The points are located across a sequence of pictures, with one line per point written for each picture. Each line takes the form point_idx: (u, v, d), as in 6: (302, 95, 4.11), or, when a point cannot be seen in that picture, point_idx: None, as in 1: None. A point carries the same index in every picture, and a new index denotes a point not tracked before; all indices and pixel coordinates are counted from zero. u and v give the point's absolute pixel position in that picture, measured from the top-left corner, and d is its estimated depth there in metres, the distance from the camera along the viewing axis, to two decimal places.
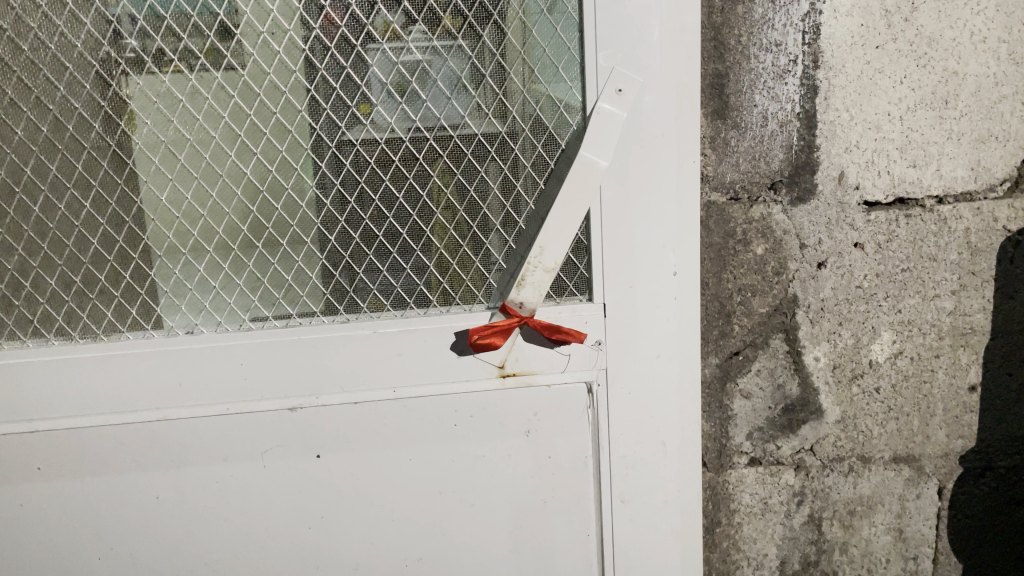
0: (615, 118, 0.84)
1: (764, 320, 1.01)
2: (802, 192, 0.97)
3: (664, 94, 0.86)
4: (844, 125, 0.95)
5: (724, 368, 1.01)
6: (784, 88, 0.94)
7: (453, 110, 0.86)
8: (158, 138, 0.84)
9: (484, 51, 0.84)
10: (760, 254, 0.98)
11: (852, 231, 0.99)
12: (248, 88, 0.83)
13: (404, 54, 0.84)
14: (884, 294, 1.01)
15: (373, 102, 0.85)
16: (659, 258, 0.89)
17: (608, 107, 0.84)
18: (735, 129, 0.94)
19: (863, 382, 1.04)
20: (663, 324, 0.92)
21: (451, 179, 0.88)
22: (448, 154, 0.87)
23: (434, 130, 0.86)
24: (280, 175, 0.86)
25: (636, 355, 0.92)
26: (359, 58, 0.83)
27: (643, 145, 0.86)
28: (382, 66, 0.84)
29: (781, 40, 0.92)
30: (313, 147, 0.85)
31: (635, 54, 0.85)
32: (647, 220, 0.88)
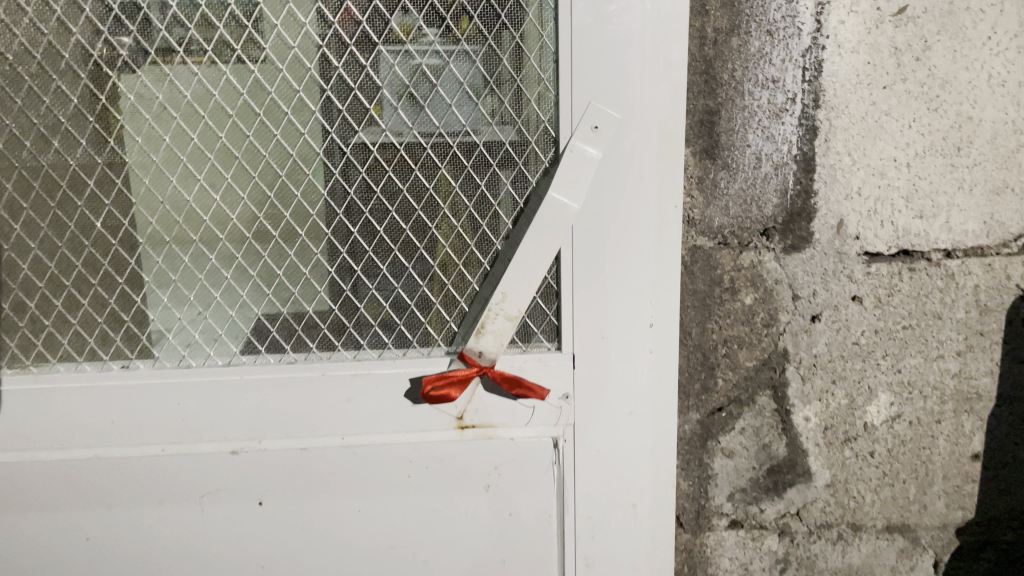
0: (589, 158, 0.77)
1: (751, 375, 0.93)
2: (796, 239, 0.90)
3: (644, 134, 0.79)
4: (846, 170, 0.88)
5: (706, 424, 0.94)
6: (781, 128, 0.86)
7: (415, 139, 0.79)
8: (94, 159, 0.78)
9: (450, 78, 0.78)
10: (749, 304, 0.91)
11: (850, 283, 0.91)
12: (192, 109, 0.78)
13: (362, 79, 0.77)
14: (882, 353, 0.94)
15: (328, 129, 0.78)
16: (635, 309, 0.82)
17: (582, 145, 0.78)
18: (726, 169, 0.87)
19: (856, 445, 0.96)
20: (636, 380, 0.84)
21: (411, 213, 0.81)
22: (409, 187, 0.80)
23: (393, 162, 0.80)
24: (225, 204, 0.80)
25: (607, 412, 0.85)
26: (313, 81, 0.77)
27: (619, 188, 0.79)
28: (338, 92, 0.78)
29: (779, 77, 0.85)
30: (261, 175, 0.79)
31: (614, 87, 0.78)
32: (622, 268, 0.81)
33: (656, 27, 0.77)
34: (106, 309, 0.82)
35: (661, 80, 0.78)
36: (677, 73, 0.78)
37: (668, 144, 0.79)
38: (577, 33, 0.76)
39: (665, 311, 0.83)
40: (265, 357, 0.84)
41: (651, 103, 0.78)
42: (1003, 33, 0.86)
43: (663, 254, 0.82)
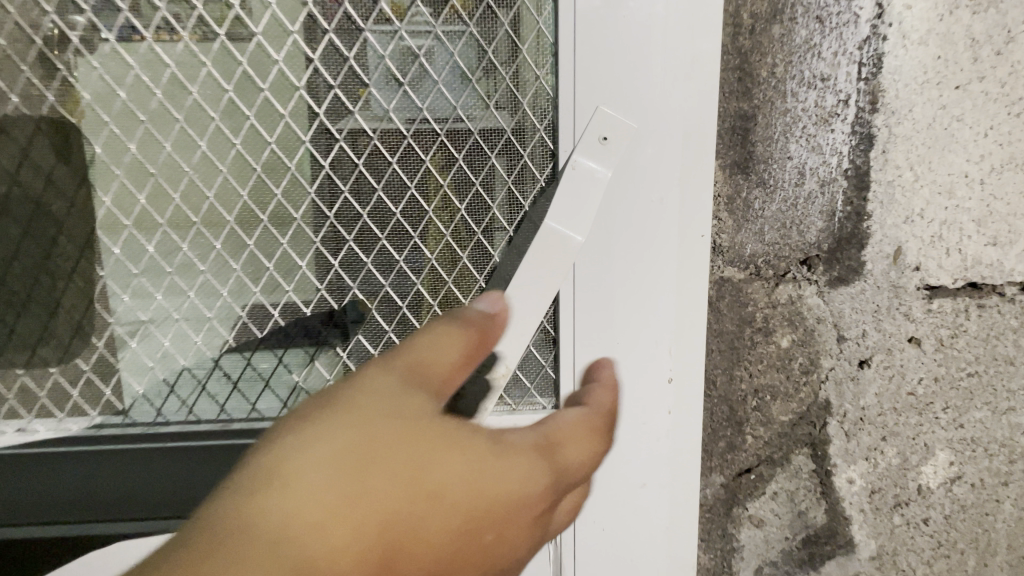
0: (597, 178, 0.61)
1: (785, 431, 0.78)
2: (844, 270, 0.74)
3: (667, 148, 0.63)
4: (906, 188, 0.72)
5: (730, 488, 0.79)
6: (829, 137, 0.71)
7: (376, 152, 0.63)
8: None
9: (421, 75, 0.62)
10: (785, 347, 0.76)
11: (907, 323, 0.76)
12: (94, 114, 0.62)
13: (310, 76, 0.61)
14: (942, 405, 0.78)
15: (268, 139, 0.63)
16: (652, 362, 0.67)
17: (588, 162, 0.61)
18: (761, 187, 0.71)
19: (907, 511, 0.81)
20: (650, 446, 0.69)
21: (372, 244, 0.66)
22: (370, 211, 0.65)
23: (350, 180, 0.64)
24: (139, 232, 0.65)
25: (616, 486, 0.69)
26: (246, 79, 0.61)
27: (634, 215, 0.64)
28: (279, 92, 0.61)
29: (828, 74, 0.69)
30: (184, 197, 0.64)
31: (631, 90, 0.61)
32: (636, 313, 0.66)
33: (684, 14, 0.61)
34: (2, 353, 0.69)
35: (689, 80, 0.62)
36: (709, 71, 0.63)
37: (695, 158, 0.64)
38: (584, 21, 0.59)
39: (687, 361, 0.68)
40: (195, 414, 0.70)
41: (676, 109, 0.62)
42: None
43: (687, 292, 0.67)
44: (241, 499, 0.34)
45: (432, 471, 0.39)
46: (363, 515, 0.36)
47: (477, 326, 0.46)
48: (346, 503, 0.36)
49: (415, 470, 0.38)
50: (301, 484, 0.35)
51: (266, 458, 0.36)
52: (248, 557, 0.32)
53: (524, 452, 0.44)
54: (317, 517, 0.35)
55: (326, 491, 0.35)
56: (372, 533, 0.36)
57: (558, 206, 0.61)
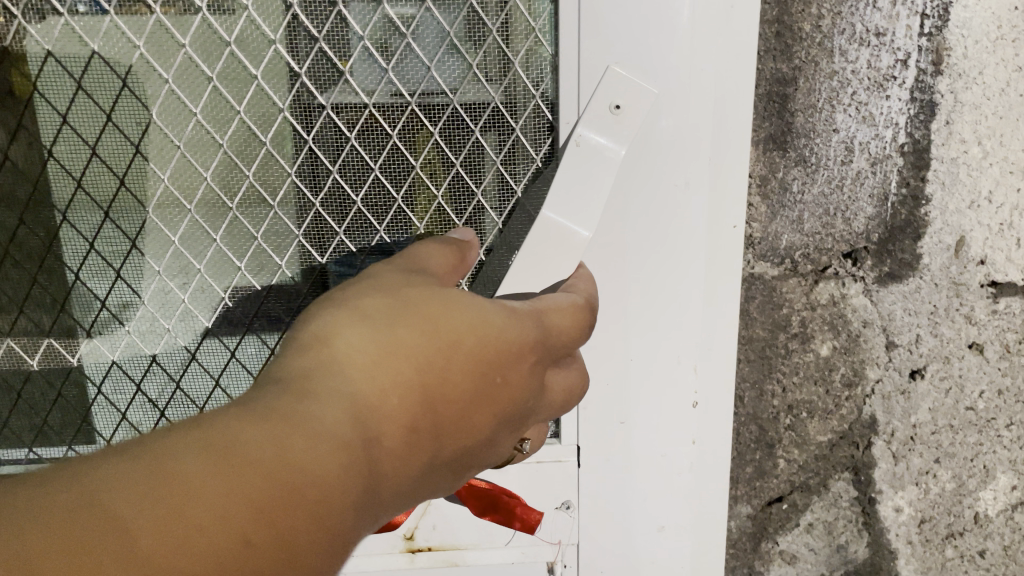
0: (606, 156, 0.49)
1: (823, 453, 0.66)
2: (896, 265, 0.62)
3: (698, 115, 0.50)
4: (972, 167, 0.60)
5: (758, 520, 0.68)
6: (885, 104, 0.58)
7: (330, 126, 0.49)
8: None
9: (385, 26, 0.48)
10: (825, 355, 0.64)
11: (968, 327, 0.64)
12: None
13: (242, 26, 0.47)
14: (1005, 421, 0.67)
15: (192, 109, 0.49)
16: (674, 382, 0.55)
17: (598, 137, 0.49)
18: (800, 165, 0.59)
19: (961, 543, 0.70)
20: (673, 485, 0.57)
21: (326, 242, 0.52)
22: (324, 200, 0.51)
23: (298, 160, 0.50)
24: (34, 227, 0.51)
25: (634, 523, 0.58)
26: (160, 30, 0.47)
27: (658, 200, 0.51)
28: (203, 48, 0.47)
29: (885, 28, 0.56)
30: (86, 182, 0.50)
31: (653, 43, 0.49)
32: (657, 319, 0.54)
33: None
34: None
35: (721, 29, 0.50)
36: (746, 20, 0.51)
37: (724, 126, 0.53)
38: None
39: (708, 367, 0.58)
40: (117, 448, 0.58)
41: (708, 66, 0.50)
42: None
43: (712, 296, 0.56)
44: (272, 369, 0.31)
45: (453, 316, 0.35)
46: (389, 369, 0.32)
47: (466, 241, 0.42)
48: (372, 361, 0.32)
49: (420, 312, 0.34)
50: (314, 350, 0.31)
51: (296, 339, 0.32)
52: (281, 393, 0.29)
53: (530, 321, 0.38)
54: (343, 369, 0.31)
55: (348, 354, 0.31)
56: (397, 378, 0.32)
57: (558, 194, 0.49)
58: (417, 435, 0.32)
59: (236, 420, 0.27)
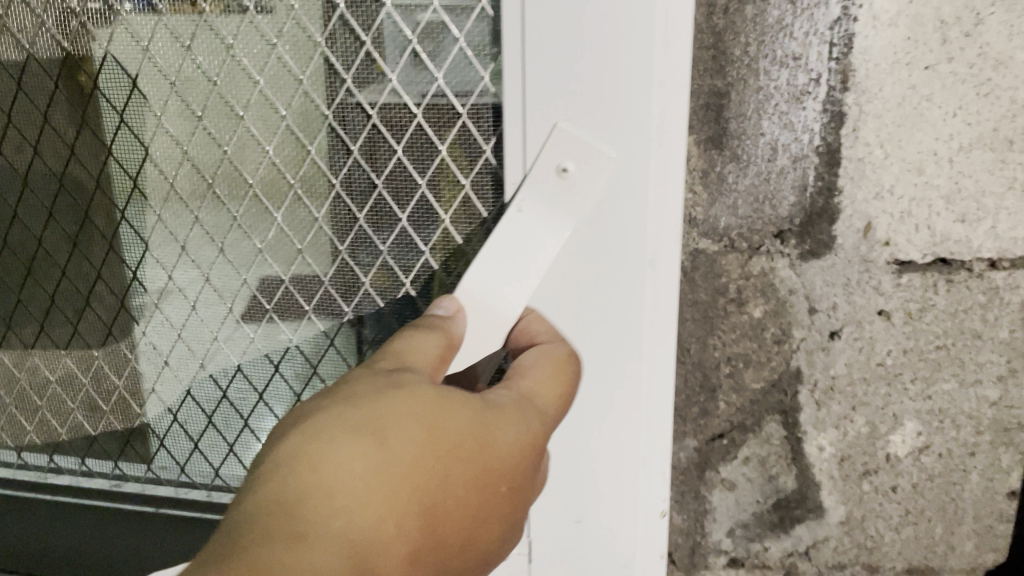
0: (540, 216, 0.67)
1: (757, 398, 0.81)
2: (816, 244, 0.77)
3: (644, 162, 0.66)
4: (876, 165, 0.75)
5: (703, 452, 0.83)
6: (802, 114, 0.73)
7: (397, 141, 0.72)
8: (48, 180, 0.84)
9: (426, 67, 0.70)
10: (757, 317, 0.79)
11: (877, 296, 0.79)
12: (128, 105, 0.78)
13: (346, 55, 0.71)
14: (911, 376, 0.81)
15: (280, 115, 0.74)
16: (632, 376, 0.71)
17: (536, 197, 0.67)
18: (734, 161, 0.75)
19: (877, 479, 0.84)
20: (621, 458, 0.74)
21: (389, 225, 0.75)
22: (388, 190, 0.74)
23: (370, 162, 0.73)
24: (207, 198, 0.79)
25: (576, 471, 0.75)
26: (302, 72, 0.72)
27: (607, 225, 0.67)
28: (315, 75, 0.72)
29: (800, 53, 0.72)
30: (243, 167, 0.77)
31: (595, 112, 0.64)
32: (608, 322, 0.69)
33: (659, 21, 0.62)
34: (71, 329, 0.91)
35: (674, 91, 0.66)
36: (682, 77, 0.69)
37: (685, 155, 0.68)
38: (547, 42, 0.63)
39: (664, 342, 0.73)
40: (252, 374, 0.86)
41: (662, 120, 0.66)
42: None
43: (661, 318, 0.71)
44: (299, 479, 0.45)
45: (445, 429, 0.50)
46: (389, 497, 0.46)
47: (443, 333, 0.59)
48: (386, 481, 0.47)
49: (489, 449, 0.51)
50: (337, 467, 0.45)
51: (313, 440, 0.46)
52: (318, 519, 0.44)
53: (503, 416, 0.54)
54: (361, 492, 0.46)
55: (366, 477, 0.46)
56: (401, 495, 0.47)
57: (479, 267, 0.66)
58: (416, 542, 0.48)
59: (293, 548, 0.42)
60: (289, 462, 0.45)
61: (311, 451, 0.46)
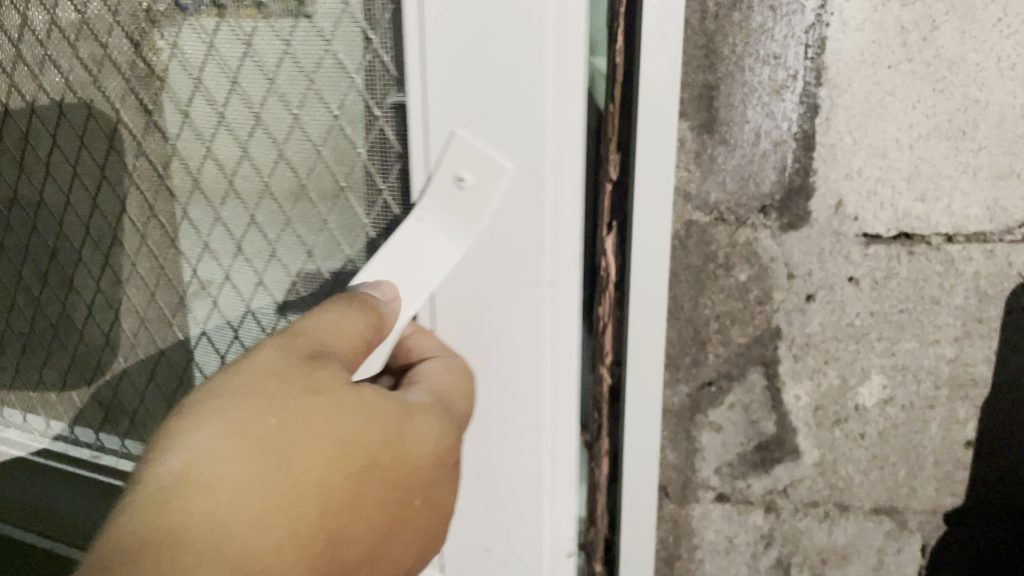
0: (433, 226, 0.81)
1: (742, 351, 0.94)
2: (793, 218, 0.90)
3: (540, 170, 0.77)
4: (846, 150, 0.87)
5: (694, 397, 0.96)
6: (782, 105, 0.86)
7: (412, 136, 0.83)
8: (108, 151, 0.99)
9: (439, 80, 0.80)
10: (742, 281, 0.92)
11: (847, 264, 0.91)
12: (198, 113, 0.90)
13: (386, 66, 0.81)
14: (877, 335, 0.93)
15: (331, 110, 0.85)
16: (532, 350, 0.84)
17: (436, 210, 0.80)
18: (723, 145, 0.87)
19: (847, 427, 0.96)
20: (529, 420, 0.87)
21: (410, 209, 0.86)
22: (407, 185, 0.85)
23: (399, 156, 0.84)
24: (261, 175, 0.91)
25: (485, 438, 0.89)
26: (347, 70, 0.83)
27: (505, 227, 0.80)
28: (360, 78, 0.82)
29: (780, 53, 0.84)
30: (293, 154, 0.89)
31: (493, 125, 0.77)
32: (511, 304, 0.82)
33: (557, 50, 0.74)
34: (101, 290, 1.08)
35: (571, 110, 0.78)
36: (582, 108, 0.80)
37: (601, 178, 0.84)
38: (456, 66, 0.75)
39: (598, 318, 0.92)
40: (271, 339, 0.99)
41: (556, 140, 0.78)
42: (1014, 14, 0.81)
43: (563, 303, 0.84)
44: (195, 469, 0.52)
45: (344, 416, 0.58)
46: (298, 475, 0.55)
47: (353, 307, 0.68)
48: (287, 461, 0.55)
49: (389, 433, 0.61)
50: (227, 456, 0.53)
51: (201, 437, 0.53)
52: (231, 496, 0.52)
53: (406, 405, 0.64)
54: (262, 479, 0.53)
55: (264, 461, 0.54)
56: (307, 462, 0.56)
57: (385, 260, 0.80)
58: (328, 504, 0.56)
59: (204, 522, 0.50)
60: (176, 472, 0.52)
61: (170, 466, 0.52)
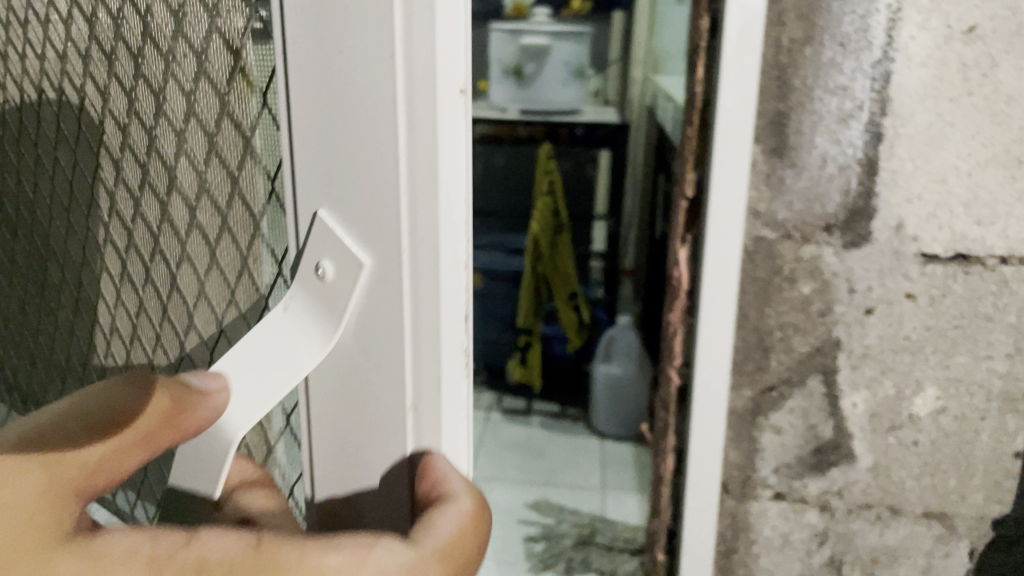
0: (291, 321, 0.77)
1: (803, 360, 1.01)
2: (855, 237, 0.97)
3: (401, 269, 0.74)
4: (908, 175, 0.94)
5: (756, 401, 1.03)
6: (848, 132, 0.93)
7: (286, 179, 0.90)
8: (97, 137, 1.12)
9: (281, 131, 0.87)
10: (806, 294, 0.99)
11: (905, 282, 0.97)
12: (165, 134, 1.00)
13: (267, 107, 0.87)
14: (931, 349, 0.99)
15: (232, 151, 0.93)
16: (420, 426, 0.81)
17: (298, 306, 0.77)
18: (792, 168, 0.95)
19: (900, 434, 1.03)
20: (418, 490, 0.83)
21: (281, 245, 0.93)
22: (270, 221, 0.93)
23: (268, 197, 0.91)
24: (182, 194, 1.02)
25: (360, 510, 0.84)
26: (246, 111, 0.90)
27: (363, 337, 0.78)
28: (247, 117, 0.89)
29: (848, 85, 0.91)
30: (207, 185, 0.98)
31: (352, 203, 0.74)
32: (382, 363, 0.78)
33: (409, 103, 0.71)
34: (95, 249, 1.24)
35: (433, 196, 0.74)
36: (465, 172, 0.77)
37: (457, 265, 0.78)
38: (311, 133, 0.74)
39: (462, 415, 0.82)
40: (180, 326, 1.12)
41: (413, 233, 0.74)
42: None
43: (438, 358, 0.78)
44: None
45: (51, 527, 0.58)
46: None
47: (173, 399, 0.68)
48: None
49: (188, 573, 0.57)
50: None
51: None
52: None
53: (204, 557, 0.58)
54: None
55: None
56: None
57: (232, 356, 0.77)
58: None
59: None
60: None
61: None
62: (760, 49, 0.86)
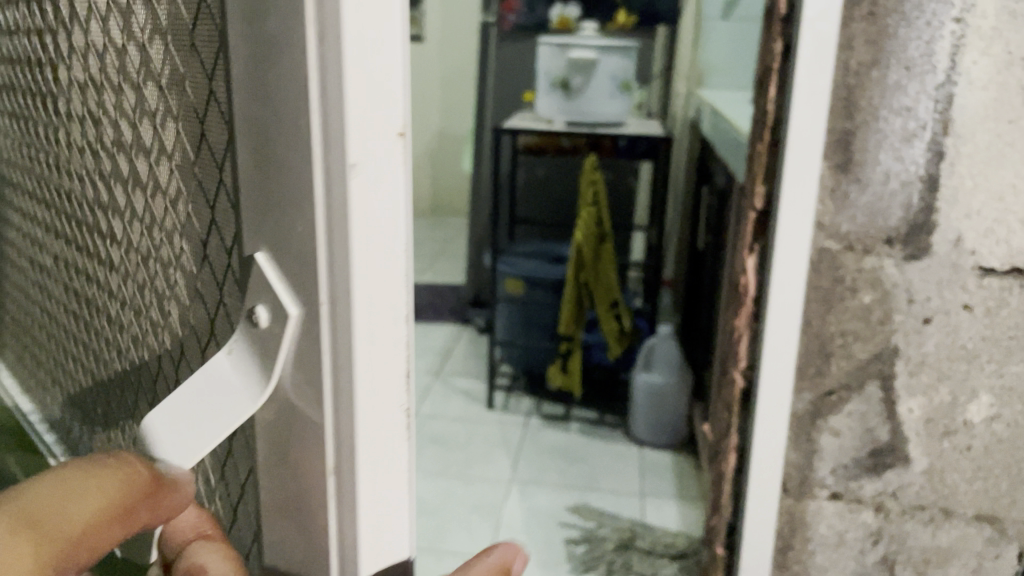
0: (220, 370, 0.76)
1: (862, 365, 1.06)
2: (915, 249, 1.02)
3: (324, 317, 0.71)
4: (967, 192, 0.99)
5: (816, 404, 1.08)
6: (911, 151, 0.98)
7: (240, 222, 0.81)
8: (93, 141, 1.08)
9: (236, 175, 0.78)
10: (866, 303, 1.04)
11: (962, 293, 1.02)
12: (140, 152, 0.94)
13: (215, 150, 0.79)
14: (987, 358, 1.04)
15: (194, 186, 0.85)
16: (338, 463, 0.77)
17: (225, 360, 0.76)
18: (857, 183, 1.00)
19: (954, 438, 1.07)
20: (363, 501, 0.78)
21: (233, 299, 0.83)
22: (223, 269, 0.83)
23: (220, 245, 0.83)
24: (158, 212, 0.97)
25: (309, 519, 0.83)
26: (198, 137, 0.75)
27: (299, 369, 0.75)
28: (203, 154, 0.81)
29: (912, 106, 0.97)
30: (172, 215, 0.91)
31: (286, 247, 0.72)
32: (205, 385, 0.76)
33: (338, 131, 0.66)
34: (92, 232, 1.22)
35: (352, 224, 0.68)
36: (397, 193, 0.71)
37: (377, 304, 0.71)
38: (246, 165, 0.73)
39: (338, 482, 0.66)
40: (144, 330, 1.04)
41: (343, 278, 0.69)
42: None
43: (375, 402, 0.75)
44: None
45: None
46: None
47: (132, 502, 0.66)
48: None
49: None
50: None
51: None
52: None
53: None
54: None
55: None
56: None
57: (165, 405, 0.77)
58: None
59: None
60: None
61: None
62: (833, 71, 0.92)
